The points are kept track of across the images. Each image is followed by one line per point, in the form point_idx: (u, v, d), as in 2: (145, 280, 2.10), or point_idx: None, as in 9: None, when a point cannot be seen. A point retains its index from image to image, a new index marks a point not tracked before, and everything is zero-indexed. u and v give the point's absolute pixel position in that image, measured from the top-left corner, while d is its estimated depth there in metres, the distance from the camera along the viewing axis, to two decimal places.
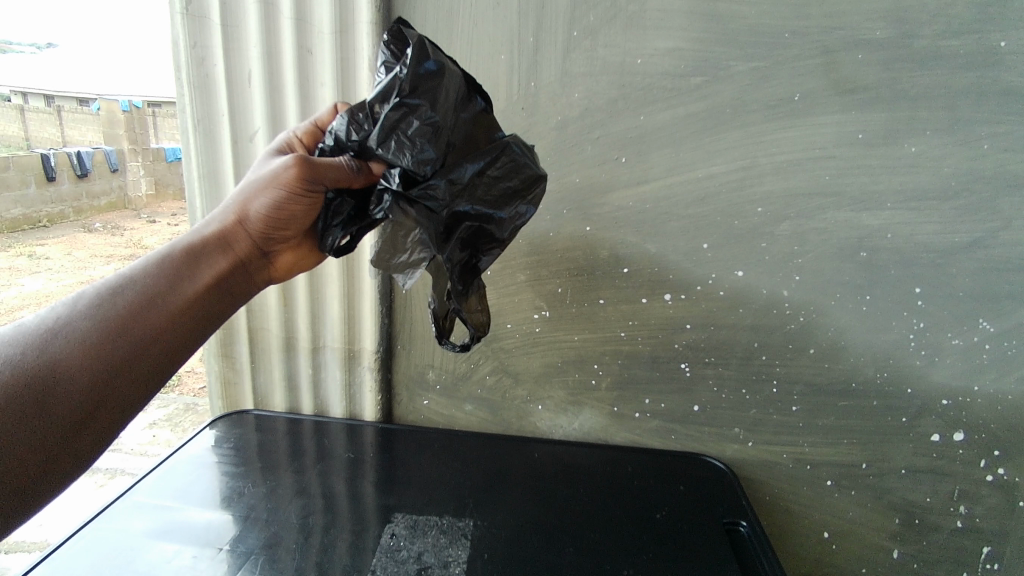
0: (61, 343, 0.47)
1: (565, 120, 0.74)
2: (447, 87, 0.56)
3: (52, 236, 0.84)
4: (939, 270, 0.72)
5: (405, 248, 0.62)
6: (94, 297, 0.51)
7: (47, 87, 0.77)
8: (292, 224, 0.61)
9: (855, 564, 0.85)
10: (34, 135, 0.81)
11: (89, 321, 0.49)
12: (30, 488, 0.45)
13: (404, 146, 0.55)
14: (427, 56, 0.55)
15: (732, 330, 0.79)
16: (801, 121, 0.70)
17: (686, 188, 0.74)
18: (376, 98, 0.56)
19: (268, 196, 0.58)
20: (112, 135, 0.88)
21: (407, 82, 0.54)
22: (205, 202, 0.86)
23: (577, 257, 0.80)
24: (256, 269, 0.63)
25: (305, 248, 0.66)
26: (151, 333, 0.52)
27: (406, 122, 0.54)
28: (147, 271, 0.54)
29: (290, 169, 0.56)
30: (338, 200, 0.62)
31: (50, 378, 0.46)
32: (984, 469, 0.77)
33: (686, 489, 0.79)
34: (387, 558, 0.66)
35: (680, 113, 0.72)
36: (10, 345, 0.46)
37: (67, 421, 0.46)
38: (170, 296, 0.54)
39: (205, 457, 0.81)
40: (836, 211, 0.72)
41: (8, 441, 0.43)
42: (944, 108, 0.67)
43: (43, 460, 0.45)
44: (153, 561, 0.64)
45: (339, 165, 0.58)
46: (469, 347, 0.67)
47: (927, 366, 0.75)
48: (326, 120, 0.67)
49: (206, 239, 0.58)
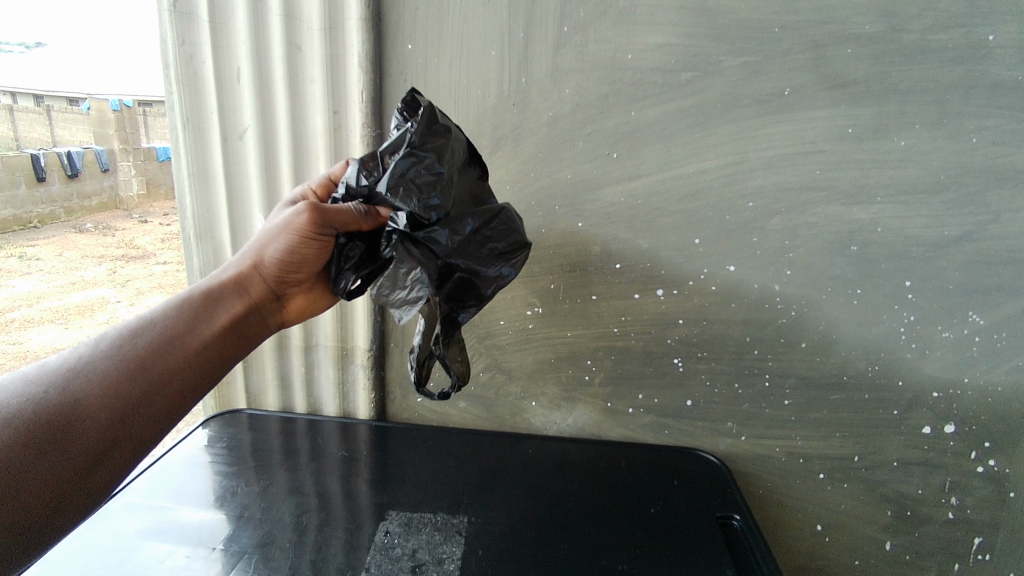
0: (80, 382, 0.52)
1: (556, 116, 0.74)
2: (452, 147, 0.61)
3: (43, 237, 0.79)
4: (928, 262, 0.72)
5: (408, 283, 0.61)
6: (115, 339, 0.55)
7: (38, 87, 0.75)
8: (304, 267, 0.65)
9: (847, 555, 0.86)
10: (23, 135, 0.76)
11: (109, 362, 0.54)
12: (44, 519, 0.48)
13: (413, 192, 0.57)
14: (436, 118, 0.60)
15: (724, 324, 0.79)
16: (791, 115, 0.70)
17: (678, 182, 0.74)
18: (387, 149, 0.59)
19: (281, 242, 0.62)
20: (103, 136, 0.84)
21: (417, 136, 0.58)
22: (194, 202, 0.86)
23: (570, 254, 0.80)
24: (270, 311, 0.68)
25: (317, 290, 0.71)
26: (166, 373, 0.56)
27: (415, 171, 0.58)
28: (166, 314, 0.59)
29: (302, 215, 0.60)
30: (350, 244, 0.66)
31: (69, 415, 0.50)
32: (974, 460, 0.78)
33: (680, 482, 0.79)
34: (381, 556, 0.65)
35: (671, 109, 0.72)
36: (34, 383, 0.50)
37: (82, 454, 0.50)
38: (186, 337, 0.59)
39: (198, 456, 0.81)
40: (825, 205, 0.72)
41: (26, 474, 0.46)
42: (933, 102, 0.67)
43: (59, 494, 0.48)
44: (147, 560, 0.63)
45: (346, 209, 0.61)
46: (452, 395, 0.72)
47: (917, 358, 0.76)
48: (340, 173, 0.71)
49: (224, 283, 0.63)
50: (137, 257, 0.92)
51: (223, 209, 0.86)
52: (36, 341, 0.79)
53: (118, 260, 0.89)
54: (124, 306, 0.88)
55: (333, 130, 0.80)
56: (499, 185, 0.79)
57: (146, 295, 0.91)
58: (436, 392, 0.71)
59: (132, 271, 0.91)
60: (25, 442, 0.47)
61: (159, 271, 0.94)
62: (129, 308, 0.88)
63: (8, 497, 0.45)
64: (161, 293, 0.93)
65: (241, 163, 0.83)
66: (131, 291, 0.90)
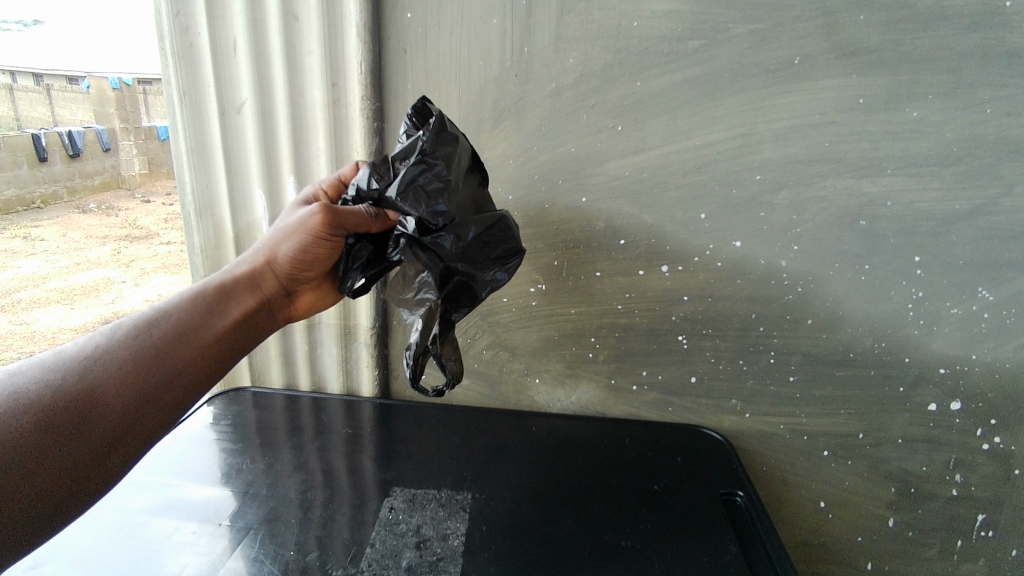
0: (96, 370, 0.52)
1: (559, 87, 0.73)
2: (459, 155, 0.64)
3: (46, 218, 0.74)
4: (938, 237, 0.71)
5: (415, 287, 0.67)
6: (131, 329, 0.56)
7: (37, 66, 0.72)
8: (315, 266, 0.68)
9: (850, 532, 0.86)
10: (24, 115, 0.71)
11: (125, 351, 0.54)
12: (55, 504, 0.47)
13: (422, 198, 0.60)
14: (445, 127, 0.63)
15: (730, 300, 0.78)
16: (801, 85, 0.68)
17: (683, 156, 0.73)
18: (398, 156, 0.62)
19: (295, 241, 0.65)
20: (104, 115, 0.78)
21: (428, 144, 0.61)
22: (193, 177, 0.85)
23: (573, 230, 0.79)
24: (280, 307, 0.69)
25: (325, 288, 0.73)
26: (180, 364, 0.57)
27: (425, 177, 0.60)
28: (181, 306, 0.60)
29: (316, 216, 0.63)
30: (358, 245, 0.69)
31: (85, 402, 0.50)
32: (980, 437, 0.77)
33: (685, 460, 0.79)
34: (386, 531, 0.66)
35: (677, 79, 0.70)
36: (50, 369, 0.50)
37: (98, 440, 0.50)
38: (199, 330, 0.60)
39: (205, 434, 0.81)
40: (835, 177, 0.71)
41: (42, 458, 0.46)
42: (947, 71, 0.65)
43: (73, 481, 0.48)
44: (154, 536, 0.64)
45: (358, 211, 0.64)
46: (445, 394, 0.72)
47: (924, 335, 0.75)
48: (349, 175, 0.74)
49: (238, 279, 0.65)
50: (141, 237, 0.87)
51: (223, 184, 0.85)
52: (42, 322, 0.76)
53: (122, 240, 0.84)
54: (129, 287, 0.86)
55: (332, 104, 0.78)
56: (501, 160, 0.78)
57: (151, 275, 0.89)
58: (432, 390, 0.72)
59: (135, 251, 0.87)
60: (43, 427, 0.47)
61: (163, 252, 0.90)
62: (134, 289, 0.86)
63: (23, 480, 0.45)
64: (165, 273, 0.91)
65: (240, 138, 0.82)
66: (135, 271, 0.87)
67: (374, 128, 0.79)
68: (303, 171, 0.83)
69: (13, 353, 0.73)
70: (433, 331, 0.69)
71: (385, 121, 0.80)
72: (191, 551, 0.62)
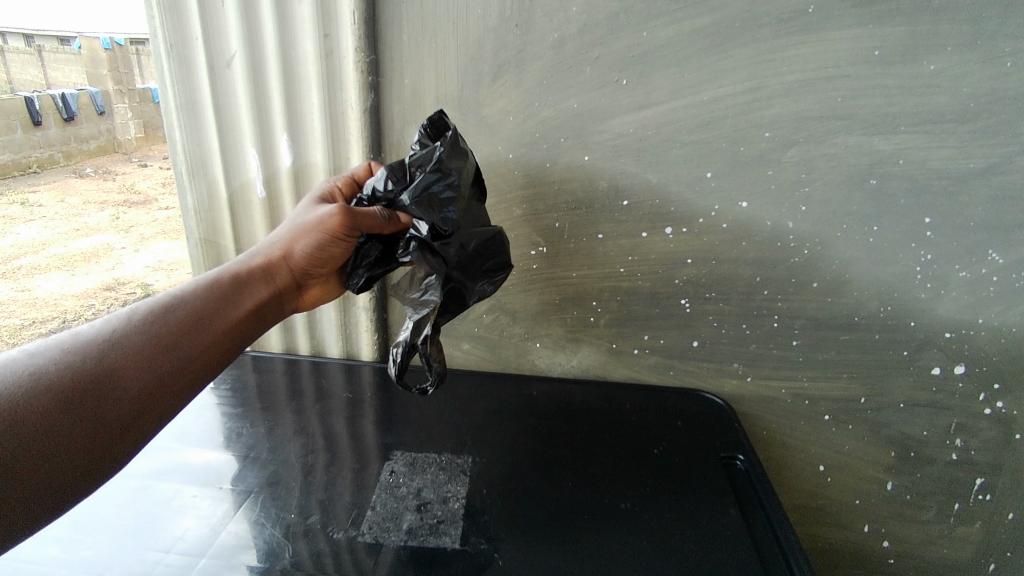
0: (114, 352, 0.51)
1: (562, 38, 0.70)
2: (468, 168, 0.66)
3: (43, 182, 0.70)
4: (950, 197, 0.69)
5: (418, 285, 0.70)
6: (148, 312, 0.55)
7: (27, 26, 0.67)
8: (328, 264, 0.69)
9: (849, 495, 0.86)
10: (16, 77, 0.66)
11: (142, 335, 0.53)
12: (71, 483, 0.45)
13: (434, 205, 0.63)
14: (458, 141, 0.65)
15: (734, 263, 0.77)
16: (815, 35, 0.65)
17: (690, 111, 0.70)
18: (414, 162, 0.64)
19: (312, 239, 0.65)
20: (98, 77, 0.75)
21: (445, 155, 0.63)
22: (184, 136, 0.83)
23: (575, 190, 0.77)
24: (289, 298, 0.69)
25: (332, 282, 0.74)
26: (194, 351, 0.56)
27: (439, 186, 0.63)
28: (196, 293, 0.59)
29: (334, 216, 0.63)
30: (368, 244, 0.71)
31: (105, 383, 0.49)
32: (983, 402, 0.77)
33: (685, 424, 0.78)
34: (387, 494, 0.65)
35: (686, 28, 0.67)
36: (69, 350, 0.49)
37: (115, 422, 0.49)
38: (214, 317, 0.59)
39: (205, 397, 0.81)
40: (847, 134, 0.69)
41: (60, 437, 0.45)
42: (968, 21, 0.62)
43: (91, 460, 0.47)
44: (156, 500, 0.64)
45: (372, 213, 0.65)
46: (428, 394, 0.67)
47: (931, 299, 0.74)
48: (363, 175, 0.75)
49: (253, 269, 0.65)
50: (139, 203, 0.83)
51: (215, 142, 0.83)
52: (44, 288, 0.72)
53: (120, 206, 0.80)
54: (129, 253, 0.82)
55: (325, 56, 0.76)
56: (501, 117, 0.75)
57: (150, 241, 0.86)
58: (415, 388, 0.67)
59: (134, 217, 0.83)
60: (64, 405, 0.46)
61: (162, 217, 0.87)
62: (134, 255, 0.83)
63: (42, 458, 0.44)
64: (165, 238, 0.88)
65: (231, 93, 0.80)
66: (135, 237, 0.83)
67: (369, 82, 0.76)
68: (297, 127, 0.80)
69: (16, 319, 0.70)
70: (426, 330, 0.65)
71: (380, 76, 0.77)
72: (193, 515, 0.62)
